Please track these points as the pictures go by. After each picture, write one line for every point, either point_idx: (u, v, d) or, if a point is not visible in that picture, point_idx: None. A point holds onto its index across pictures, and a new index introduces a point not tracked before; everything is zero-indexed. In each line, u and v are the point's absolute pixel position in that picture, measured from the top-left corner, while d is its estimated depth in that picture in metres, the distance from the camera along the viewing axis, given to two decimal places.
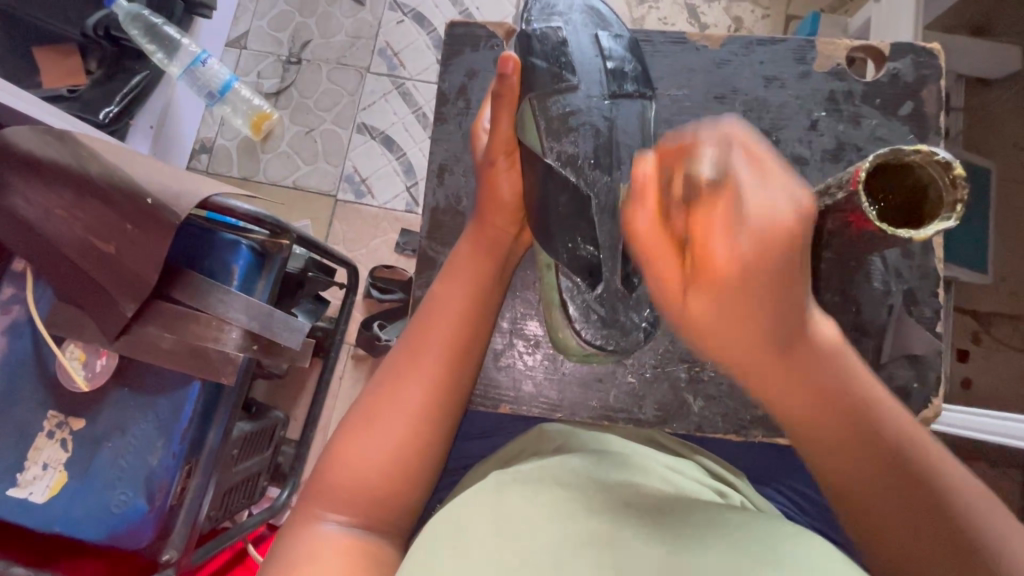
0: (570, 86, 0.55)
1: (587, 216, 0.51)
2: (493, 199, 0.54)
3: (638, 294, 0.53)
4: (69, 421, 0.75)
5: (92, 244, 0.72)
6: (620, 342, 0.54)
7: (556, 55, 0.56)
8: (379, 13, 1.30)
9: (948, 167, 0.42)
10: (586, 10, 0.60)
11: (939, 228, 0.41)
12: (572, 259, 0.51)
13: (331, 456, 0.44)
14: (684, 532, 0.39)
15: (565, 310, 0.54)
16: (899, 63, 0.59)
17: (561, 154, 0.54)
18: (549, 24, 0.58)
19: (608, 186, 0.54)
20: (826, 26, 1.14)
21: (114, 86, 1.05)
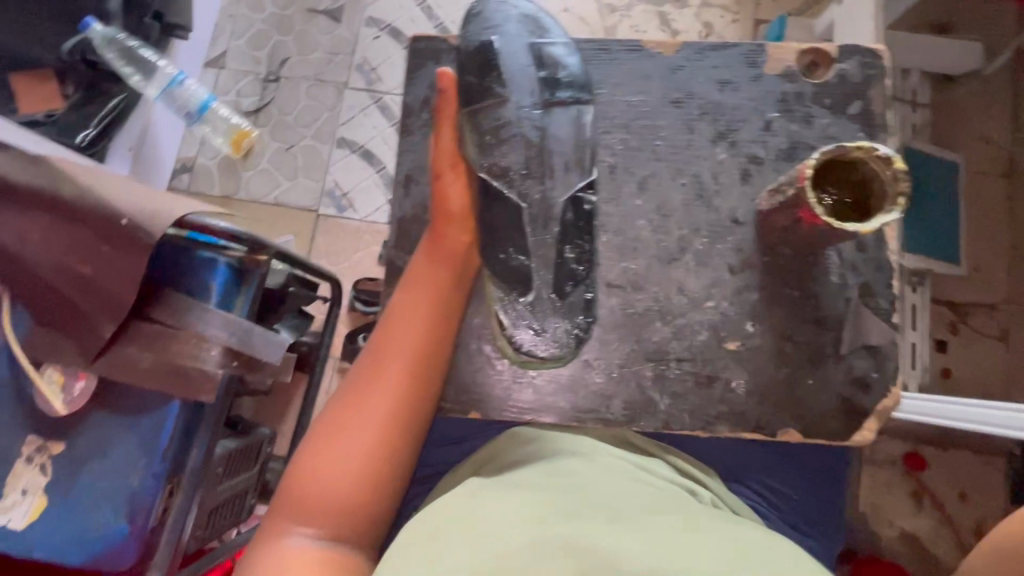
0: (500, 99, 0.56)
1: (519, 227, 0.54)
2: (443, 208, 0.56)
3: (570, 300, 0.54)
4: (48, 444, 0.75)
5: (69, 266, 0.72)
6: (554, 350, 0.53)
7: (487, 69, 0.57)
8: (355, 30, 1.32)
9: (889, 161, 0.46)
10: (521, 18, 0.59)
11: (883, 220, 0.45)
12: (503, 270, 0.54)
13: (298, 474, 0.48)
14: (634, 519, 0.43)
15: (499, 319, 0.54)
16: (847, 64, 0.61)
17: (494, 167, 0.55)
18: (481, 37, 0.58)
19: (542, 196, 0.55)
20: (793, 28, 1.17)
21: (92, 109, 1.07)
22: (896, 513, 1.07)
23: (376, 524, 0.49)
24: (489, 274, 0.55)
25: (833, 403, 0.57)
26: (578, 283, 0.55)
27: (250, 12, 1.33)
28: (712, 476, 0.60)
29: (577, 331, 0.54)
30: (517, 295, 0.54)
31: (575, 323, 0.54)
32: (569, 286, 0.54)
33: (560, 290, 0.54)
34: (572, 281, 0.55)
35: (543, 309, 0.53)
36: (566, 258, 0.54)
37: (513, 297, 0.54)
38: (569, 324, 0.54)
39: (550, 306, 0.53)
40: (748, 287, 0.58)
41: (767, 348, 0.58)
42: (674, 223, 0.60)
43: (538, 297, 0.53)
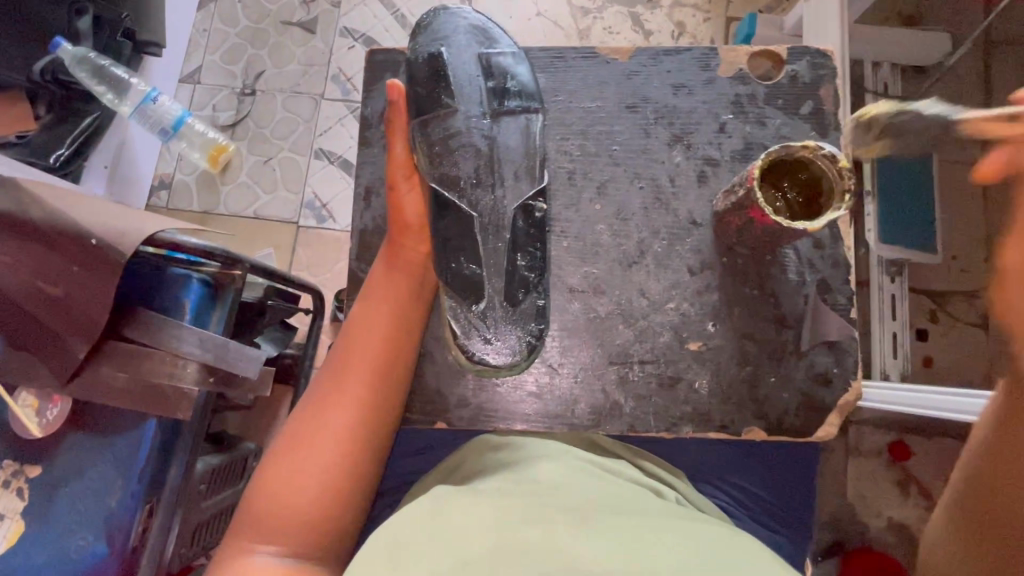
0: (449, 109, 0.57)
1: (470, 236, 0.55)
2: (398, 220, 0.57)
3: (523, 307, 0.55)
4: (24, 469, 0.75)
5: (39, 289, 0.72)
6: (507, 356, 0.54)
7: (435, 82, 0.58)
8: (329, 41, 1.32)
9: (835, 160, 0.48)
10: (470, 29, 0.60)
11: (831, 217, 0.47)
12: (455, 279, 0.54)
13: (261, 490, 0.49)
14: (600, 527, 0.43)
15: (450, 328, 0.54)
16: (797, 65, 0.62)
17: (443, 177, 0.56)
18: (430, 49, 0.59)
19: (492, 205, 0.56)
20: (763, 25, 1.17)
21: (65, 128, 1.06)
22: (884, 503, 1.07)
23: (341, 536, 0.49)
24: (443, 284, 0.55)
25: (796, 399, 0.58)
26: (530, 291, 0.55)
27: (223, 27, 1.34)
28: (682, 479, 0.60)
29: (530, 339, 0.55)
30: (470, 304, 0.54)
31: (528, 330, 0.55)
32: (521, 294, 0.55)
33: (512, 298, 0.54)
34: (523, 289, 0.55)
35: (494, 318, 0.54)
36: (517, 266, 0.55)
37: (465, 306, 0.54)
38: (521, 332, 0.54)
39: (502, 316, 0.54)
40: (709, 287, 0.59)
41: (729, 347, 0.58)
42: (634, 226, 0.61)
43: (489, 305, 0.54)
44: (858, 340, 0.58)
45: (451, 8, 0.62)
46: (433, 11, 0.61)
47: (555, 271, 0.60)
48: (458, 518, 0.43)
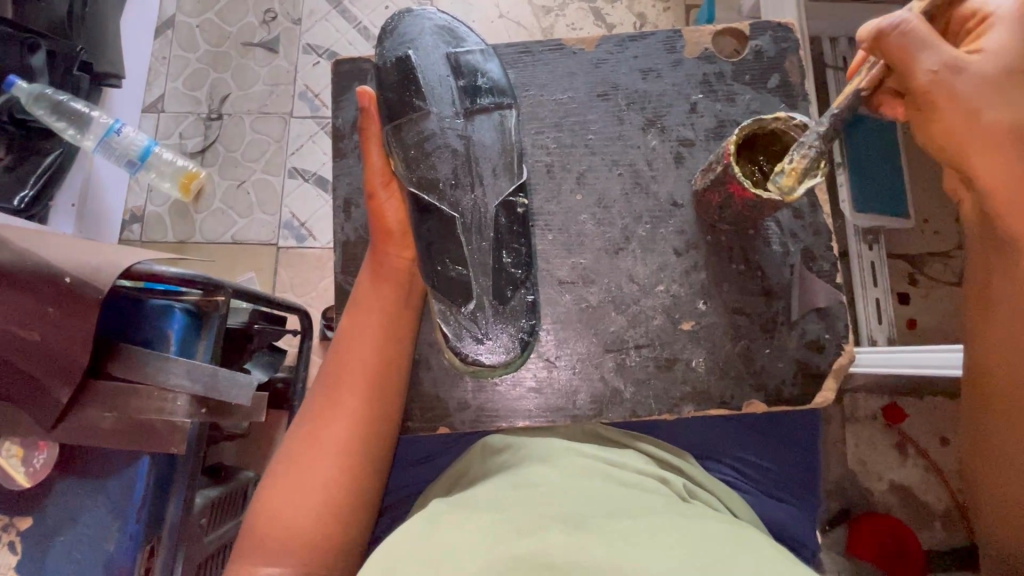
0: (422, 111, 0.57)
1: (454, 237, 0.54)
2: (382, 228, 0.56)
3: (512, 304, 0.55)
4: (15, 521, 0.72)
5: (14, 334, 0.70)
6: (503, 355, 0.53)
7: (406, 85, 0.57)
8: (293, 58, 1.31)
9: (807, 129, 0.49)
10: (436, 29, 0.60)
11: (808, 185, 0.48)
12: (442, 282, 0.53)
13: (260, 512, 0.48)
14: (597, 525, 0.43)
15: (442, 332, 0.54)
16: (760, 40, 0.63)
17: (421, 179, 0.56)
18: (397, 52, 0.58)
19: (474, 204, 0.56)
20: (722, 10, 1.20)
21: (27, 168, 1.03)
22: (884, 466, 1.09)
23: (345, 553, 0.48)
24: (429, 288, 0.54)
25: (791, 369, 0.58)
26: (518, 287, 0.55)
27: (183, 53, 1.31)
28: (689, 461, 0.60)
29: (523, 335, 0.55)
30: (459, 305, 0.54)
31: (519, 327, 0.54)
32: (509, 291, 0.55)
33: (501, 296, 0.54)
34: (512, 286, 0.55)
35: (485, 318, 0.54)
36: (504, 264, 0.55)
37: (455, 308, 0.54)
38: (513, 330, 0.54)
39: (492, 315, 0.54)
40: (696, 267, 0.59)
41: (721, 324, 0.59)
42: (616, 213, 0.61)
43: (479, 305, 0.54)
44: (845, 305, 0.59)
45: (416, 10, 0.62)
46: (395, 16, 0.61)
47: (543, 265, 0.60)
48: (456, 533, 0.42)
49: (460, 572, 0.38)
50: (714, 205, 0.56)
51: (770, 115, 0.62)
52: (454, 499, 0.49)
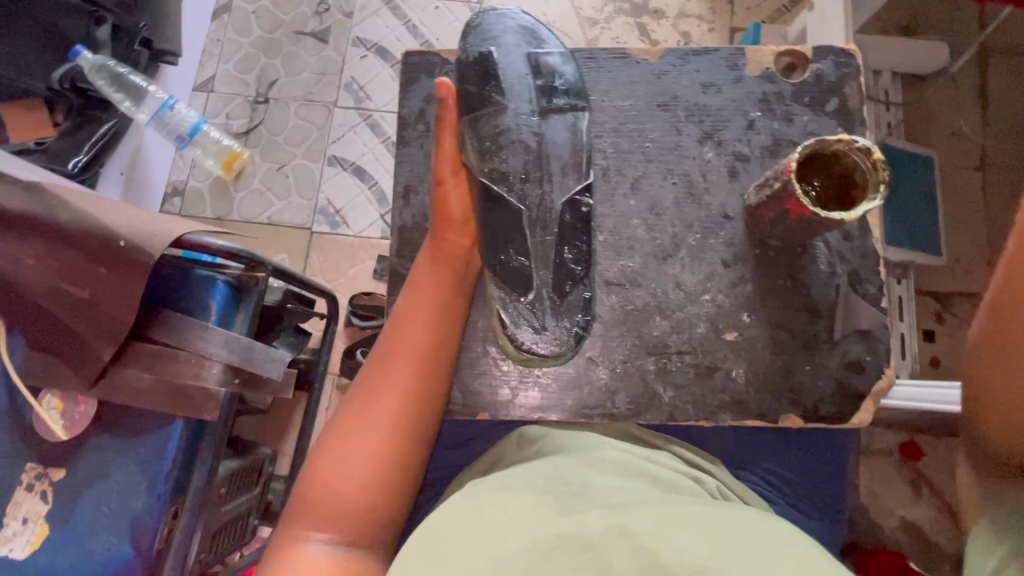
0: (499, 106, 0.58)
1: (520, 229, 0.56)
2: (445, 215, 0.58)
3: (570, 299, 0.56)
4: (49, 471, 0.74)
5: (65, 290, 0.72)
6: (556, 348, 0.54)
7: (486, 80, 0.59)
8: (343, 50, 1.34)
9: (868, 153, 0.49)
10: (518, 29, 0.63)
11: (869, 207, 0.49)
12: (505, 270, 0.55)
13: (310, 478, 0.50)
14: (634, 511, 0.44)
15: (500, 318, 0.55)
16: (822, 64, 0.64)
17: (493, 171, 0.57)
18: (480, 48, 0.61)
19: (540, 199, 0.57)
20: (767, 35, 1.21)
21: (84, 135, 1.06)
22: (896, 502, 1.08)
23: (387, 524, 0.50)
24: (489, 274, 0.56)
25: (829, 388, 0.59)
26: (577, 283, 0.57)
27: (237, 37, 1.35)
28: (719, 465, 0.61)
29: (577, 329, 0.56)
30: (518, 294, 0.55)
31: (574, 322, 0.55)
32: (568, 286, 0.56)
33: (560, 290, 0.56)
34: (570, 281, 0.56)
35: (543, 309, 0.55)
36: (565, 259, 0.56)
37: (514, 296, 0.55)
38: (568, 323, 0.55)
39: (549, 307, 0.55)
40: (743, 279, 0.61)
41: (763, 337, 0.60)
42: (668, 221, 0.62)
43: (538, 296, 0.55)
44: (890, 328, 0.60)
45: (499, 10, 0.64)
46: (479, 12, 0.64)
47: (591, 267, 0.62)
48: (496, 513, 0.45)
49: (501, 548, 0.42)
50: (767, 218, 0.57)
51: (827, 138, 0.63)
52: (490, 480, 0.51)
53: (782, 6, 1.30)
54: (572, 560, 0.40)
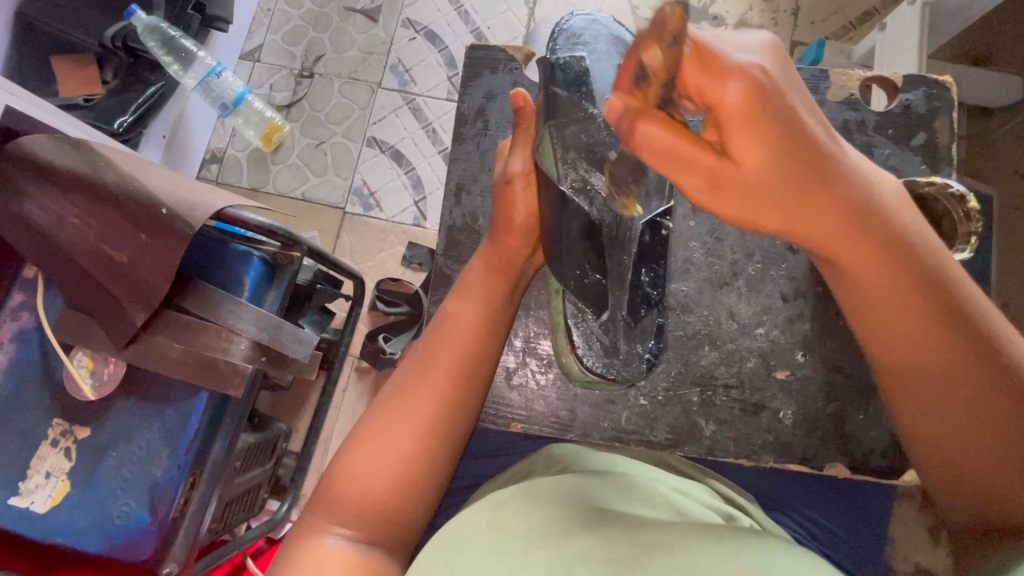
0: (589, 117, 0.52)
1: (596, 246, 0.54)
2: (508, 218, 0.56)
3: (644, 323, 0.58)
4: (74, 429, 0.75)
5: (104, 253, 0.72)
6: (624, 372, 0.59)
7: (577, 86, 0.53)
8: (391, 30, 1.32)
9: (962, 200, 0.57)
10: (612, 38, 0.54)
11: (958, 256, 0.57)
12: (580, 287, 0.56)
13: (337, 471, 0.48)
14: (671, 531, 0.42)
15: (570, 336, 0.59)
16: (912, 95, 0.67)
17: (575, 182, 0.53)
18: (568, 55, 0.53)
19: (621, 215, 0.54)
20: (831, 52, 1.16)
21: (130, 96, 1.04)
22: (912, 548, 1.02)
23: (406, 529, 0.48)
24: (566, 289, 0.56)
25: (883, 440, 0.61)
26: (651, 308, 0.59)
27: (287, 8, 1.34)
28: (750, 500, 0.61)
29: (647, 356, 0.60)
30: (591, 312, 0.57)
31: (644, 348, 0.59)
32: (643, 311, 0.58)
33: (635, 314, 0.57)
34: (646, 305, 0.58)
35: (615, 330, 0.57)
36: (642, 281, 0.57)
37: (585, 314, 0.58)
38: (641, 348, 0.59)
39: (623, 329, 0.57)
40: (800, 317, 0.64)
41: (817, 380, 0.63)
42: (727, 247, 0.65)
43: (612, 317, 0.56)
44: None
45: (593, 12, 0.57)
46: (568, 15, 0.56)
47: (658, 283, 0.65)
48: (519, 525, 0.43)
49: (526, 558, 0.39)
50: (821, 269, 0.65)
51: (909, 171, 0.66)
52: (516, 487, 0.50)
53: (848, 23, 1.25)
54: (587, 553, 0.39)
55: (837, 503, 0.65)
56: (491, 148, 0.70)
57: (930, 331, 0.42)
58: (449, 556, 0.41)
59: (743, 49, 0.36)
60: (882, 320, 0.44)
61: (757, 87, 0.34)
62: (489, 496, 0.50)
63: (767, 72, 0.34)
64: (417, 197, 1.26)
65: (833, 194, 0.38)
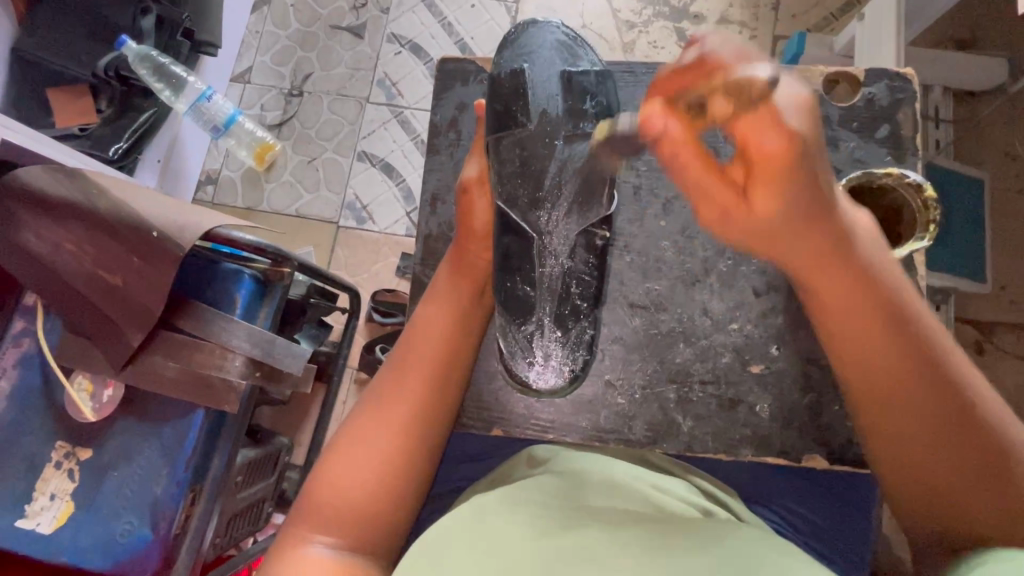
0: (523, 127, 0.62)
1: (528, 258, 0.57)
2: (469, 226, 0.59)
3: (572, 333, 0.59)
4: (76, 451, 0.77)
5: (98, 277, 0.74)
6: (551, 382, 0.59)
7: (516, 98, 0.62)
8: (376, 46, 1.34)
9: (920, 190, 0.57)
10: (556, 46, 0.65)
11: (914, 247, 0.57)
12: (508, 298, 0.57)
13: (319, 478, 0.49)
14: (654, 530, 0.43)
15: (500, 344, 0.60)
16: (876, 87, 0.68)
17: (507, 194, 0.60)
18: (513, 65, 0.64)
19: (551, 222, 0.60)
20: (812, 45, 1.16)
21: (124, 123, 1.07)
22: None
23: (391, 532, 0.49)
24: (496, 302, 0.58)
25: (858, 430, 0.62)
26: (580, 319, 0.59)
27: (275, 30, 1.37)
28: (732, 495, 0.62)
29: (572, 368, 0.59)
30: (517, 323, 0.58)
31: (570, 359, 0.59)
32: (571, 321, 0.59)
33: (562, 323, 0.58)
34: (573, 317, 0.59)
35: (542, 341, 0.58)
36: (569, 293, 0.59)
37: (512, 326, 0.58)
38: (568, 358, 0.59)
39: (549, 340, 0.58)
40: (773, 311, 0.64)
41: (792, 372, 0.63)
42: (700, 244, 0.66)
43: (537, 327, 0.58)
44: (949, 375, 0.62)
45: (541, 23, 0.67)
46: (520, 26, 0.67)
47: (619, 286, 0.66)
48: (499, 525, 0.44)
49: (502, 561, 0.40)
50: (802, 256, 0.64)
51: (875, 162, 0.67)
52: (495, 492, 0.50)
53: (829, 14, 1.25)
54: (562, 552, 0.40)
55: (824, 495, 0.65)
56: (464, 157, 0.71)
57: (905, 359, 0.45)
58: (427, 561, 0.41)
59: (790, 109, 0.36)
60: (854, 345, 0.46)
61: (796, 142, 0.36)
62: (471, 502, 0.50)
63: (806, 127, 0.36)
64: (409, 208, 1.28)
65: (829, 232, 0.42)
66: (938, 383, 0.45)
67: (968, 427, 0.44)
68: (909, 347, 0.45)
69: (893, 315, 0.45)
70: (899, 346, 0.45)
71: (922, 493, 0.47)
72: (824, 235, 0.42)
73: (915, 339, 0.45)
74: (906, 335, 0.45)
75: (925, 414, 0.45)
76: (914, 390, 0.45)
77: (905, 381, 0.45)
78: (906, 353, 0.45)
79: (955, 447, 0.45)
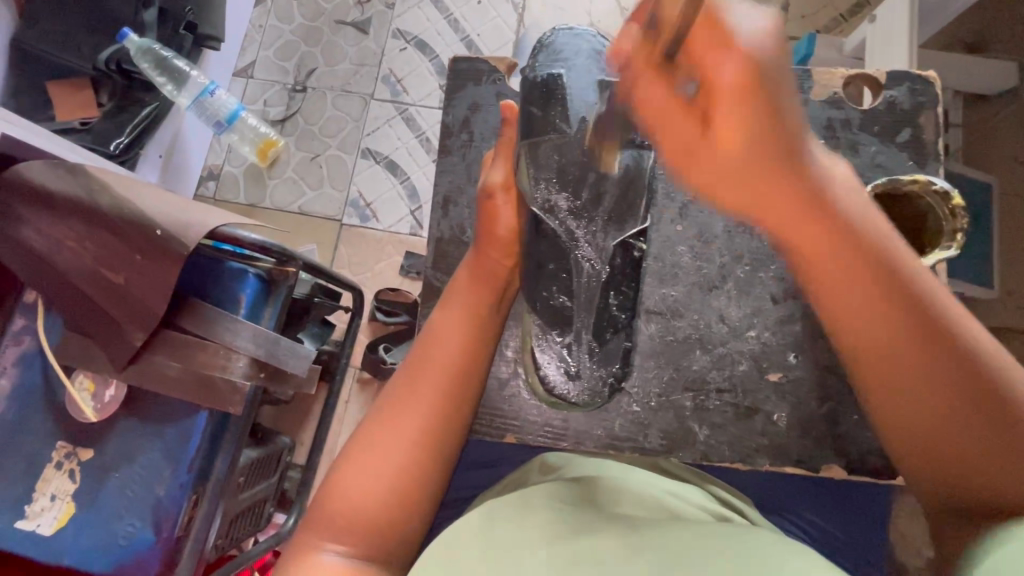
0: (562, 133, 0.58)
1: (568, 269, 0.57)
2: (491, 230, 0.57)
3: (609, 345, 0.60)
4: (78, 452, 0.76)
5: (100, 275, 0.73)
6: (585, 395, 0.60)
7: (551, 104, 0.59)
8: (382, 42, 1.33)
9: (946, 197, 0.57)
10: (592, 52, 0.61)
11: (941, 256, 0.56)
12: (545, 307, 0.58)
13: (332, 483, 0.48)
14: (672, 536, 0.42)
15: (534, 354, 0.61)
16: (896, 91, 0.67)
17: (545, 203, 0.57)
18: (548, 70, 0.60)
19: (591, 235, 0.58)
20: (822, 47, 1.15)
21: (125, 117, 1.05)
22: None
23: (404, 541, 0.48)
24: (533, 309, 0.59)
25: (876, 441, 0.61)
26: (617, 331, 0.60)
27: (279, 24, 1.35)
28: (747, 504, 0.61)
29: (610, 380, 0.60)
30: (554, 331, 0.60)
31: (608, 372, 0.60)
32: (609, 333, 0.59)
33: (600, 336, 0.59)
34: (611, 328, 0.60)
35: (579, 352, 0.59)
36: (608, 305, 0.59)
37: (551, 334, 0.60)
38: (603, 370, 0.60)
39: (586, 352, 0.59)
40: (790, 318, 0.63)
41: (809, 379, 0.62)
42: (716, 250, 0.65)
43: (577, 337, 0.58)
44: None
45: (573, 28, 0.63)
46: (552, 32, 0.63)
47: None
48: (511, 532, 0.43)
49: (516, 568, 0.39)
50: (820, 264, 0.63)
51: (896, 168, 0.66)
52: (507, 497, 0.50)
53: (839, 15, 1.24)
54: (578, 559, 0.39)
55: (835, 504, 0.65)
56: (477, 159, 0.70)
57: (897, 318, 0.42)
58: (439, 564, 0.41)
59: (745, 27, 0.34)
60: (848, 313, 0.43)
61: (753, 67, 0.34)
62: (481, 508, 0.49)
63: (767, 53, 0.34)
64: (413, 207, 1.26)
65: (804, 177, 0.39)
66: (942, 345, 0.41)
67: (978, 384, 0.40)
68: (902, 304, 0.41)
69: (883, 273, 0.42)
70: (895, 311, 0.42)
71: (935, 463, 0.42)
72: (803, 176, 0.39)
73: (908, 296, 0.42)
74: (895, 286, 0.42)
75: (922, 373, 0.41)
76: (908, 335, 0.41)
77: (900, 338, 0.42)
78: (901, 310, 0.42)
79: (956, 404, 0.41)
